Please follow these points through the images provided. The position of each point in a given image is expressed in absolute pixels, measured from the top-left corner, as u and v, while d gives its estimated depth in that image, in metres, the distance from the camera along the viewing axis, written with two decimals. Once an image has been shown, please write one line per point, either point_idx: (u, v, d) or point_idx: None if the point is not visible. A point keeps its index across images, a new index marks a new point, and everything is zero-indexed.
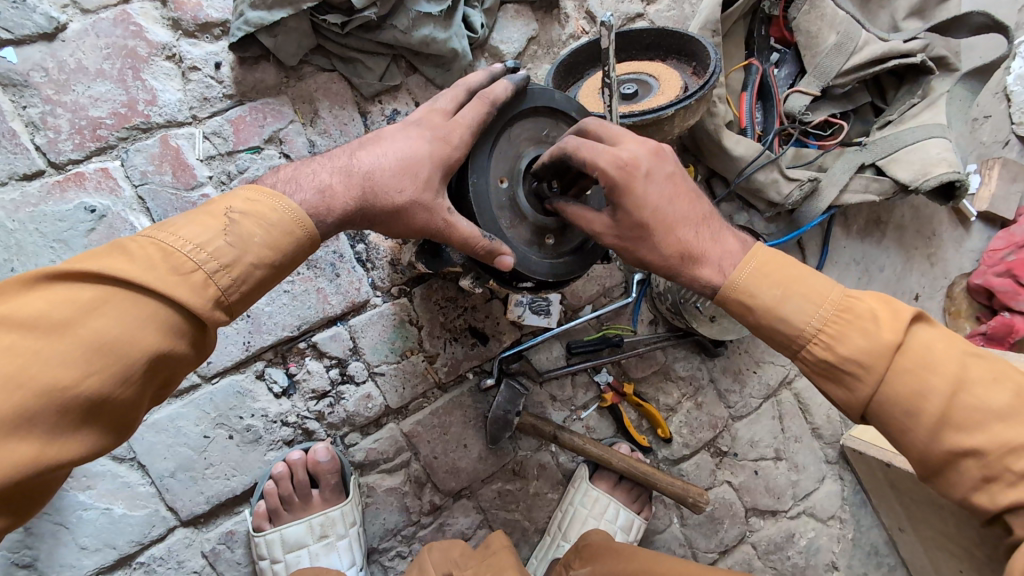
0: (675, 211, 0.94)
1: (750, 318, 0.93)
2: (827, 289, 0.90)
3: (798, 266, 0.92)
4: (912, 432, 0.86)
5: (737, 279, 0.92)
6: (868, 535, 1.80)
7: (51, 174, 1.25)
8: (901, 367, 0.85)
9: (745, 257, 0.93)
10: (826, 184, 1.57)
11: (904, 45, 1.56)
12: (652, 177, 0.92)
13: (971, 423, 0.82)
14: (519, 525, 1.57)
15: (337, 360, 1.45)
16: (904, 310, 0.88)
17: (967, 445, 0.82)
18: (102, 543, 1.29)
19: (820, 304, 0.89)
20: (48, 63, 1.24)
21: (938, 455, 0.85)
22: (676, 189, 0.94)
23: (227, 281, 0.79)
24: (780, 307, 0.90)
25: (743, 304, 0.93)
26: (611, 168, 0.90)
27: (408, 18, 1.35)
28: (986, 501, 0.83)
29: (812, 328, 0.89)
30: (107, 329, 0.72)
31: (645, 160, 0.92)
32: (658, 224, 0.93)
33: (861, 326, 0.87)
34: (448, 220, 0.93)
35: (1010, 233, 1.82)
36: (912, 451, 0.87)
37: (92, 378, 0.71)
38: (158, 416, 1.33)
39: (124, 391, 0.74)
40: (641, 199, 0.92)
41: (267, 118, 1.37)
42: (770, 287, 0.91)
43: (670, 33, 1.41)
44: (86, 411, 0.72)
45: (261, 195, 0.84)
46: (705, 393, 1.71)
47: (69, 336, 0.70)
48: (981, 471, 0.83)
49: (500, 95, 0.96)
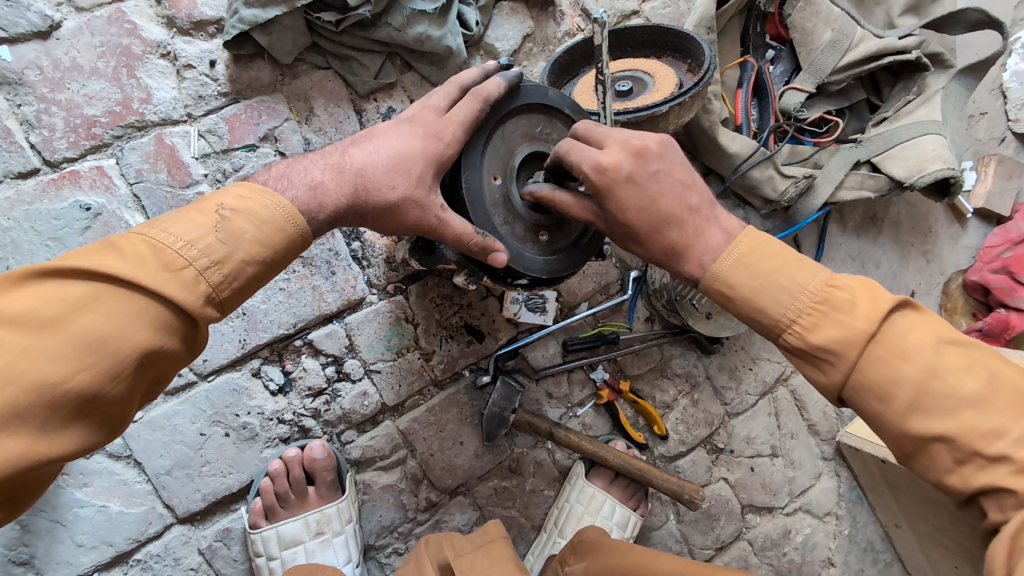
0: (660, 208, 0.93)
1: (730, 306, 0.94)
2: (808, 279, 0.89)
3: (780, 253, 0.90)
4: (885, 416, 0.86)
5: (718, 270, 0.92)
6: (864, 531, 1.80)
7: (46, 173, 1.25)
8: (874, 355, 0.85)
9: (731, 244, 0.92)
10: (821, 181, 1.58)
11: (900, 41, 1.57)
12: (634, 179, 0.92)
13: (942, 408, 0.82)
14: (516, 522, 1.58)
15: (333, 358, 1.45)
16: (884, 299, 0.86)
17: (936, 430, 0.82)
18: (99, 541, 1.30)
19: (797, 295, 0.88)
20: (43, 61, 1.24)
21: (910, 438, 0.85)
22: (663, 187, 0.93)
23: (218, 277, 0.79)
24: (758, 297, 0.90)
25: (722, 293, 0.93)
26: (592, 173, 0.91)
27: (403, 16, 1.36)
28: (958, 483, 0.84)
29: (789, 317, 0.89)
30: (97, 325, 0.72)
31: (627, 162, 0.91)
32: (642, 221, 0.93)
33: (837, 316, 0.86)
34: (442, 217, 0.93)
35: (1006, 230, 1.81)
36: (890, 435, 0.88)
37: (83, 374, 0.71)
38: (154, 413, 1.33)
39: (115, 387, 0.74)
40: (622, 201, 0.92)
41: (262, 116, 1.37)
42: (749, 276, 0.90)
43: (665, 30, 1.41)
44: (77, 407, 0.72)
45: (252, 191, 0.84)
46: (701, 390, 1.71)
47: (59, 333, 0.70)
48: (954, 455, 0.83)
49: (493, 92, 0.96)
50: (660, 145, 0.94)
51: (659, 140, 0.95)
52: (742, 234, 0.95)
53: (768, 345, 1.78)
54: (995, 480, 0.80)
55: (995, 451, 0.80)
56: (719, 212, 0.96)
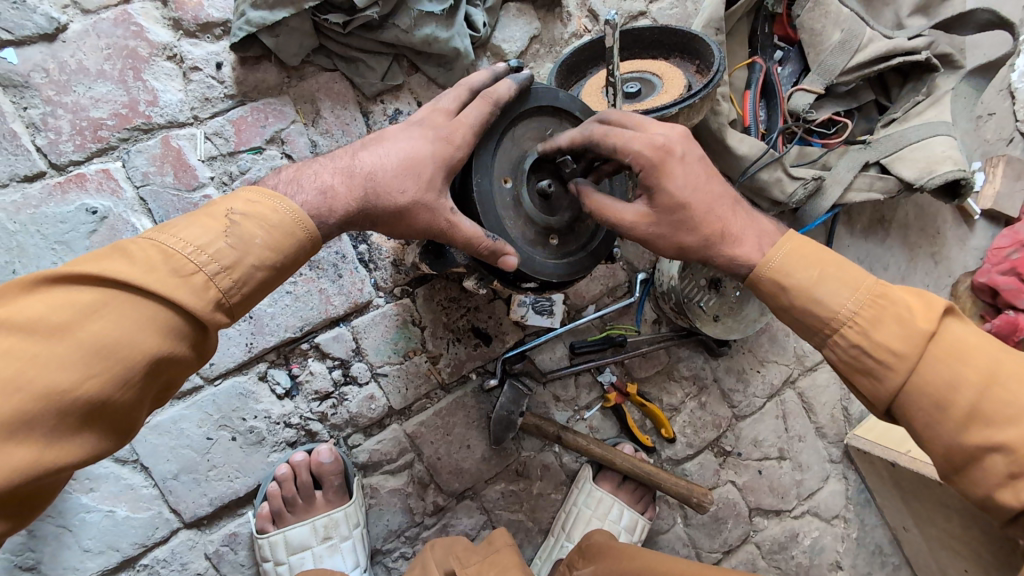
0: (709, 193, 0.95)
1: (783, 301, 0.94)
2: (864, 276, 0.91)
3: (834, 253, 0.93)
4: (941, 428, 0.85)
5: (774, 259, 0.93)
6: (873, 534, 1.79)
7: (52, 176, 1.24)
8: (936, 358, 0.85)
9: (782, 238, 0.95)
10: (831, 182, 1.57)
11: (909, 42, 1.55)
12: (686, 159, 0.94)
13: (1001, 418, 0.81)
14: (522, 526, 1.57)
15: (340, 361, 1.44)
16: (938, 301, 0.89)
17: (996, 440, 0.81)
18: (106, 546, 1.29)
19: (855, 288, 0.90)
20: (49, 64, 1.24)
21: (964, 450, 0.84)
22: (709, 172, 0.96)
23: (228, 283, 0.78)
24: (814, 289, 0.91)
25: (776, 285, 0.93)
26: (649, 148, 0.92)
27: (410, 18, 1.35)
28: (1011, 499, 0.81)
29: (847, 310, 0.89)
30: (105, 332, 0.71)
31: (680, 144, 0.94)
32: (697, 205, 0.94)
33: (897, 314, 0.87)
34: (452, 220, 0.92)
35: (1014, 231, 1.81)
36: (941, 448, 0.86)
37: (92, 381, 0.70)
38: (161, 418, 1.32)
39: (124, 394, 0.73)
40: (678, 180, 0.93)
41: (268, 118, 1.36)
42: (805, 268, 0.92)
43: (674, 31, 1.40)
44: (85, 414, 0.71)
45: (261, 196, 0.83)
46: (709, 392, 1.70)
47: (67, 339, 0.69)
48: (1008, 469, 0.81)
49: (503, 94, 0.95)
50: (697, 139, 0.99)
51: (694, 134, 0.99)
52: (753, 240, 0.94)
53: (776, 347, 1.77)
54: None
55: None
56: (745, 216, 0.97)
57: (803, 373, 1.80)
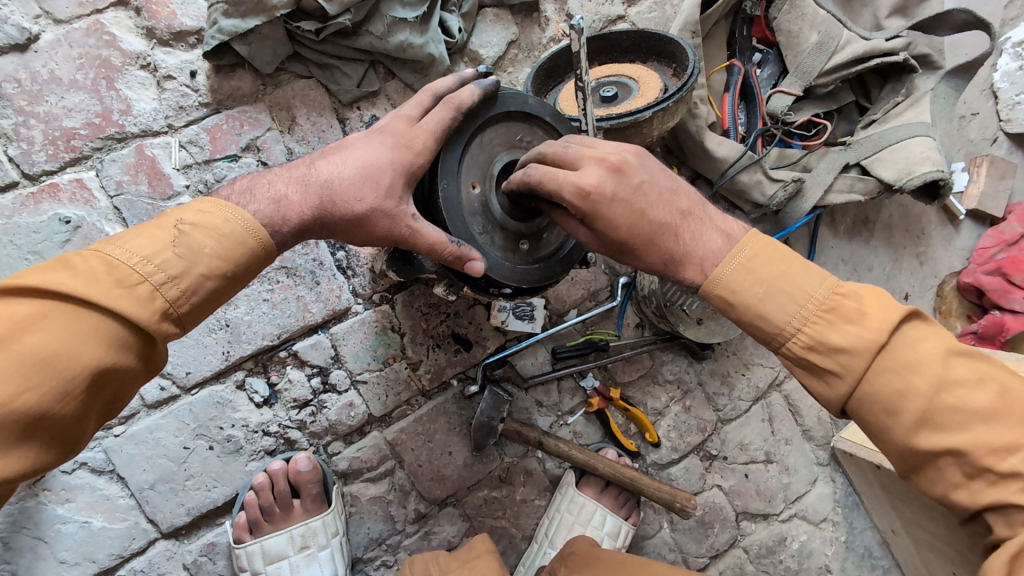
0: (650, 220, 0.91)
1: (731, 314, 0.92)
2: (814, 286, 0.88)
3: (787, 258, 0.89)
4: (891, 431, 0.85)
5: (718, 275, 0.90)
6: (862, 537, 1.77)
7: (24, 186, 1.24)
8: (883, 367, 0.84)
9: (734, 247, 0.91)
10: (811, 185, 1.56)
11: (886, 44, 1.56)
12: (619, 197, 0.89)
13: (953, 423, 0.82)
14: (506, 533, 1.55)
15: (318, 369, 1.43)
16: (894, 309, 0.85)
17: (944, 445, 0.82)
18: (82, 557, 1.28)
19: (802, 303, 0.87)
20: (21, 74, 1.24)
21: (916, 453, 0.84)
22: (647, 201, 0.91)
23: (175, 292, 0.78)
24: (760, 306, 0.89)
25: (724, 300, 0.91)
26: (573, 198, 0.89)
27: (384, 24, 1.35)
28: (966, 498, 0.83)
29: (793, 326, 0.87)
30: (44, 343, 0.71)
31: (609, 181, 0.89)
32: (637, 238, 0.91)
33: (845, 325, 0.85)
34: (413, 227, 0.92)
35: (1000, 232, 1.80)
36: (894, 449, 0.87)
37: (30, 394, 0.70)
38: (137, 427, 1.32)
39: (66, 407, 0.73)
40: (613, 222, 0.90)
41: (243, 126, 1.36)
42: (751, 284, 0.89)
43: (650, 34, 1.40)
44: (23, 427, 0.71)
45: (213, 206, 0.83)
46: (693, 396, 1.69)
47: (4, 352, 0.69)
48: (963, 471, 0.82)
49: (466, 100, 0.94)
50: (638, 158, 0.92)
51: (634, 153, 0.93)
52: (724, 237, 0.93)
53: (760, 350, 1.76)
54: (1005, 493, 0.79)
55: (1006, 467, 0.79)
56: (713, 214, 0.95)
57: (789, 376, 1.79)
